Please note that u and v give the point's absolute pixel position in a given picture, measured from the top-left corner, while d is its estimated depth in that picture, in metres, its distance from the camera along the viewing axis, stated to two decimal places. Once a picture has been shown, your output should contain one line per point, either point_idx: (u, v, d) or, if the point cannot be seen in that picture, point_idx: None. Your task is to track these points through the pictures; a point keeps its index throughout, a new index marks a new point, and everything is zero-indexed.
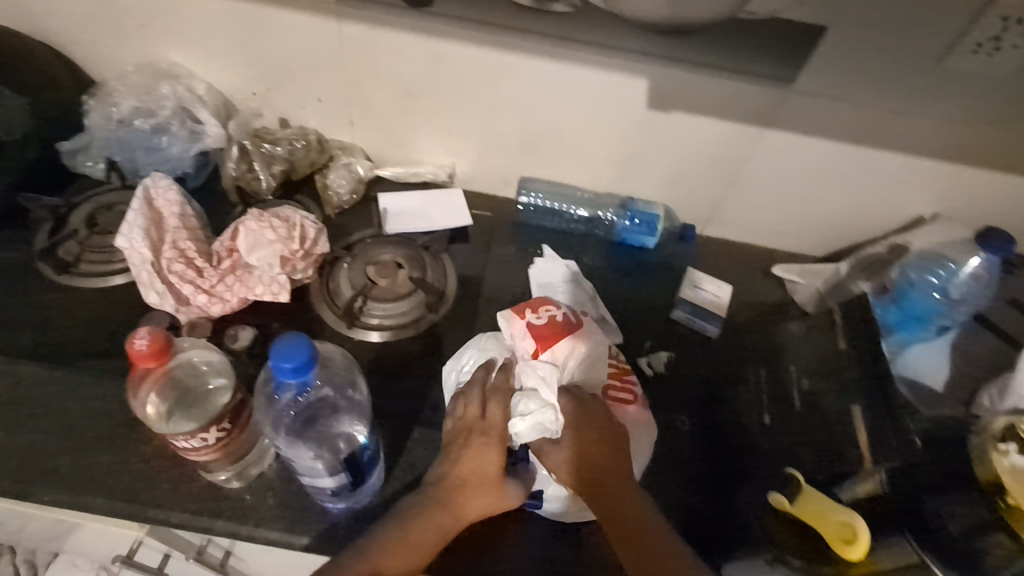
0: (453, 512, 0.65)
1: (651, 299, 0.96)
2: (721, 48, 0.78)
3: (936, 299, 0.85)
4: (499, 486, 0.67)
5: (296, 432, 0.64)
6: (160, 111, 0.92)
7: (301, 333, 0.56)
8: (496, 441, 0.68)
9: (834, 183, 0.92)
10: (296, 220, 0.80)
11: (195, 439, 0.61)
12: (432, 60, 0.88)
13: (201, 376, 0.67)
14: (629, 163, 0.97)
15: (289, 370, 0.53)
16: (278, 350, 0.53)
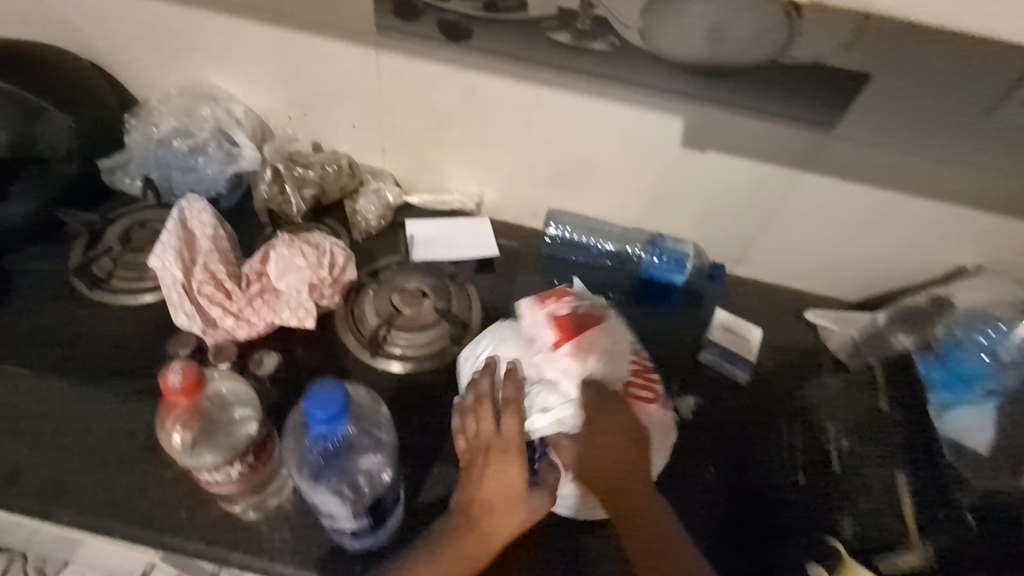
0: (477, 538, 0.64)
1: (678, 339, 0.93)
2: (759, 92, 0.77)
3: (985, 361, 0.80)
4: (522, 503, 0.66)
5: (319, 470, 0.63)
6: (198, 132, 0.94)
7: (335, 380, 0.57)
8: (514, 457, 0.66)
9: (871, 229, 0.90)
10: (326, 247, 0.80)
11: (219, 473, 0.61)
12: (466, 91, 0.88)
13: (227, 405, 0.66)
14: (659, 200, 0.96)
15: (322, 418, 0.55)
16: (313, 399, 0.55)
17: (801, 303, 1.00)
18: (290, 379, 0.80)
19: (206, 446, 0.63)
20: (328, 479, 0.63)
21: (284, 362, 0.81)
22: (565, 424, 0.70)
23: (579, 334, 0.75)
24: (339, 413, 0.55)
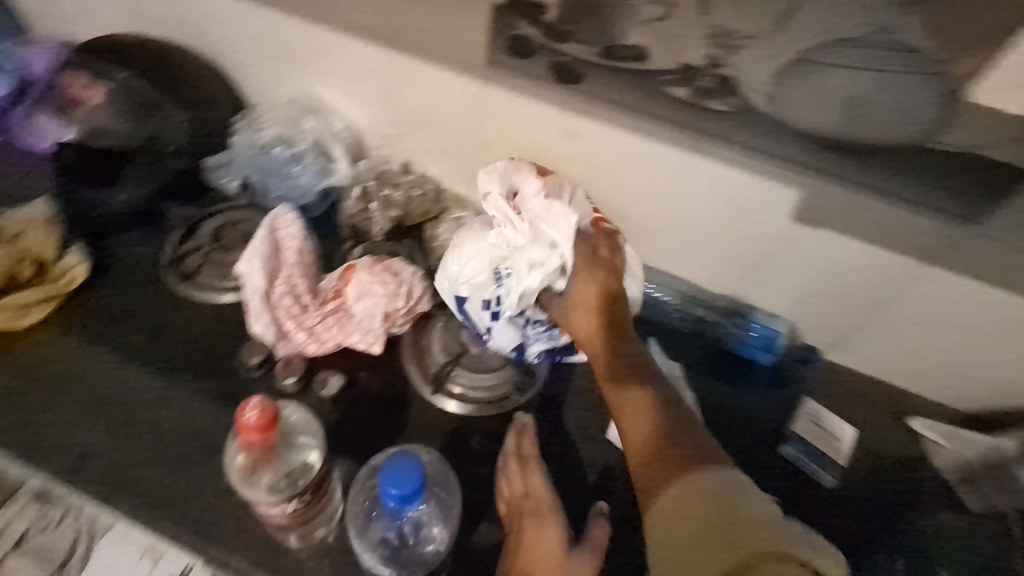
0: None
1: (757, 424, 0.86)
2: (896, 174, 0.70)
3: None
4: (561, 565, 0.64)
5: (371, 521, 0.66)
6: (298, 142, 0.96)
7: (411, 456, 0.57)
8: (549, 517, 0.67)
9: (999, 338, 0.79)
10: (405, 277, 0.80)
11: (275, 508, 0.61)
12: (567, 133, 0.86)
13: (293, 432, 0.66)
14: (754, 270, 0.89)
15: (394, 496, 0.55)
16: (388, 474, 0.56)
17: (904, 405, 0.90)
18: (351, 404, 0.78)
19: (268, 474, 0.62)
20: (378, 530, 0.66)
21: (347, 383, 0.80)
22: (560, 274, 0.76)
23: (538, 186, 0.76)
24: (412, 493, 0.55)
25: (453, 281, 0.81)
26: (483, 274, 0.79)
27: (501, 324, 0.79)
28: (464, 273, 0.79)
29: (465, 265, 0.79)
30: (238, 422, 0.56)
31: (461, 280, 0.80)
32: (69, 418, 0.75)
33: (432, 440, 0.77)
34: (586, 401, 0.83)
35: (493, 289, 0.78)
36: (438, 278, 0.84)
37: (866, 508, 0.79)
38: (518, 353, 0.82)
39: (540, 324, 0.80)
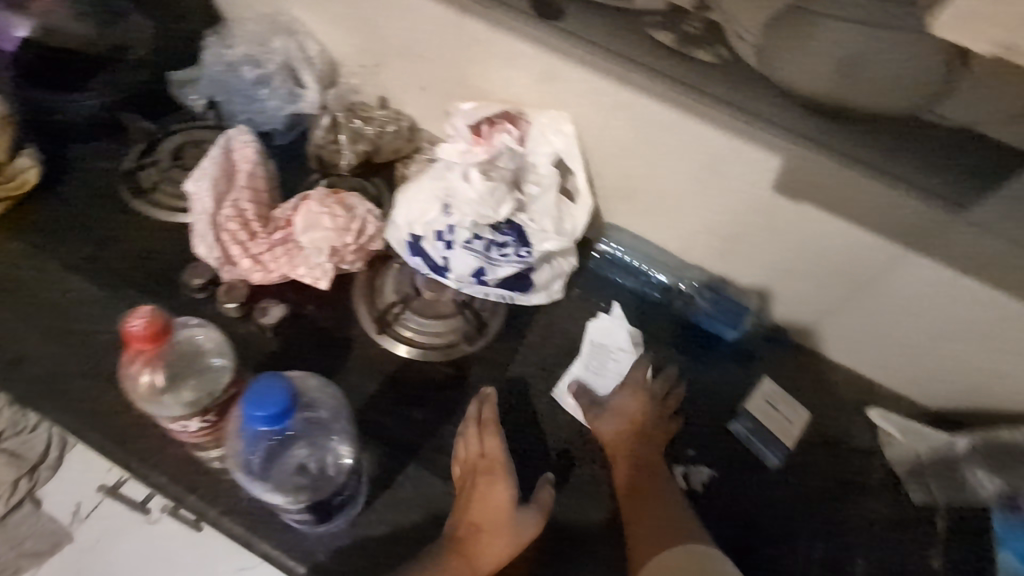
0: (469, 561, 0.62)
1: (710, 397, 0.83)
2: (885, 145, 0.64)
3: None
4: (508, 523, 0.64)
5: (278, 455, 0.61)
6: (267, 64, 0.92)
7: (279, 377, 0.54)
8: (503, 477, 0.67)
9: (984, 339, 0.73)
10: (358, 213, 0.77)
11: (180, 424, 0.60)
12: (545, 77, 0.78)
13: (200, 354, 0.64)
14: (732, 242, 0.83)
15: (262, 418, 0.52)
16: (252, 396, 0.53)
17: (869, 395, 0.85)
18: (294, 335, 0.77)
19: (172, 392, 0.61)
20: (289, 460, 0.61)
21: (290, 315, 0.79)
22: (550, 190, 0.77)
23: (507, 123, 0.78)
24: (281, 412, 0.52)
25: (413, 220, 0.77)
26: (432, 206, 0.76)
27: (456, 251, 0.76)
28: (425, 212, 0.76)
29: (426, 201, 0.76)
30: (125, 334, 0.55)
31: (413, 217, 0.77)
32: (7, 321, 0.74)
33: (371, 380, 0.76)
34: (535, 358, 0.81)
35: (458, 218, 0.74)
36: (389, 232, 0.80)
37: (807, 493, 0.76)
38: (478, 279, 0.77)
39: (498, 248, 0.75)
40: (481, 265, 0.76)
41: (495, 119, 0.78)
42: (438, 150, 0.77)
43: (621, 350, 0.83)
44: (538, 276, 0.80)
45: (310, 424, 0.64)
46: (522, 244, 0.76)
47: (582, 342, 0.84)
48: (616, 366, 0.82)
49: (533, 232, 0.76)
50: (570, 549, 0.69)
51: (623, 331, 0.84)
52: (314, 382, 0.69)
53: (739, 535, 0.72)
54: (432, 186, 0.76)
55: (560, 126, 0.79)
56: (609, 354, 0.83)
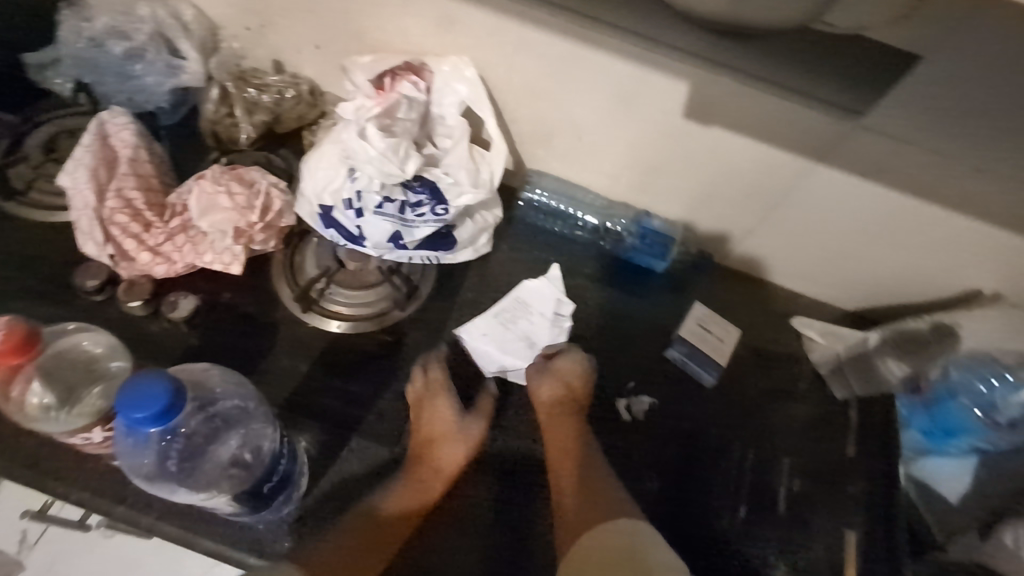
0: (432, 471, 0.69)
1: (646, 329, 0.85)
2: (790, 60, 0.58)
3: (977, 417, 0.71)
4: (459, 431, 0.72)
5: (198, 452, 0.58)
6: (135, 35, 0.81)
7: (157, 372, 0.50)
8: (448, 397, 0.73)
9: (891, 239, 0.77)
10: (260, 188, 0.73)
11: (80, 437, 0.57)
12: (441, 21, 0.72)
13: (93, 362, 0.61)
14: (652, 174, 0.82)
15: (143, 419, 0.48)
16: (127, 398, 0.48)
17: (794, 308, 0.89)
18: (212, 326, 0.74)
19: (69, 405, 0.58)
20: (210, 457, 0.59)
21: (204, 305, 0.74)
22: (460, 139, 0.76)
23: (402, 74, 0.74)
24: (163, 409, 0.48)
25: (319, 189, 0.73)
26: (338, 172, 0.73)
27: (368, 217, 0.73)
28: (331, 178, 0.73)
29: (330, 167, 0.73)
30: None
31: (319, 187, 0.73)
32: None
33: (302, 360, 0.73)
34: (469, 316, 0.80)
35: (364, 181, 0.72)
36: (298, 202, 0.76)
37: (740, 407, 0.80)
38: (396, 243, 0.76)
39: (411, 208, 0.73)
40: (396, 229, 0.74)
41: (391, 70, 0.74)
42: (337, 110, 0.74)
43: (541, 315, 0.82)
44: (461, 233, 0.79)
45: (222, 416, 0.61)
46: (435, 200, 0.74)
47: (506, 297, 0.82)
48: (528, 329, 0.81)
49: (448, 187, 0.74)
50: (519, 493, 0.71)
51: (551, 298, 0.83)
52: (216, 371, 0.64)
53: (679, 455, 0.76)
54: (334, 151, 0.72)
55: (463, 71, 0.74)
56: (531, 311, 0.82)
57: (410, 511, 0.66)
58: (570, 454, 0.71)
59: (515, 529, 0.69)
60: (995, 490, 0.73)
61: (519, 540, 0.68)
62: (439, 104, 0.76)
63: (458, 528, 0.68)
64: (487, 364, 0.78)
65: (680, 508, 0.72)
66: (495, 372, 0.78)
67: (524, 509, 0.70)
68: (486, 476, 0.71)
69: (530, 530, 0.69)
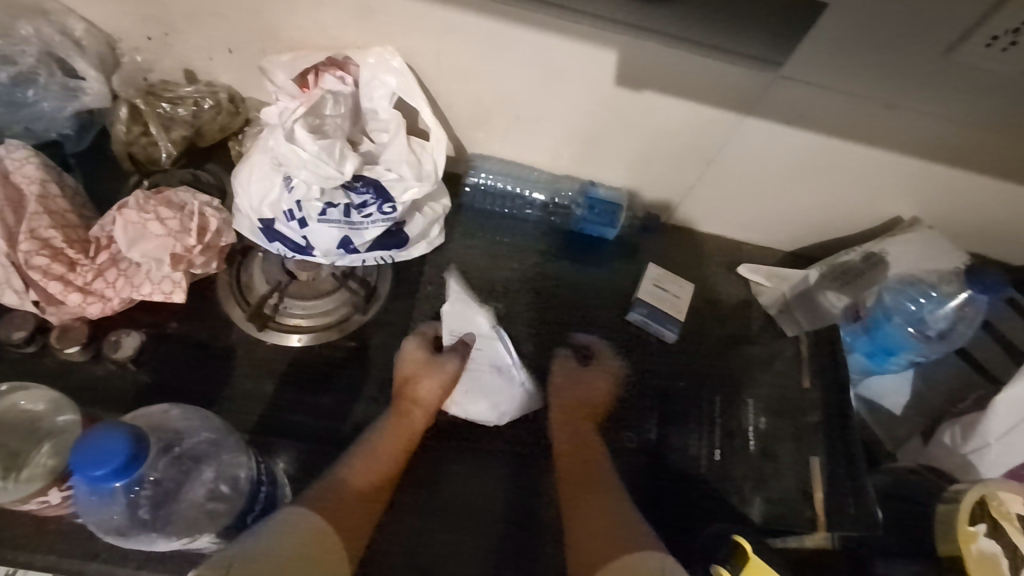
0: (414, 405, 0.72)
1: (606, 296, 0.87)
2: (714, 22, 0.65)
3: (910, 334, 0.78)
4: (432, 365, 0.74)
5: (170, 497, 0.54)
6: (21, 58, 0.74)
7: (112, 425, 0.47)
8: (420, 341, 0.76)
9: (821, 179, 0.81)
10: (193, 209, 0.70)
11: (35, 502, 0.53)
12: (360, 12, 0.69)
13: (39, 420, 0.57)
14: (593, 144, 0.83)
15: (105, 475, 0.45)
16: (83, 457, 0.46)
17: (741, 256, 0.94)
18: (162, 360, 0.70)
19: (15, 471, 0.53)
20: (184, 499, 0.55)
21: (150, 340, 0.71)
22: (395, 130, 0.74)
23: (324, 72, 0.73)
24: (124, 461, 0.46)
25: (255, 204, 0.70)
26: (273, 182, 0.70)
27: (313, 226, 0.71)
28: (266, 192, 0.70)
29: (262, 179, 0.70)
30: None
31: (255, 200, 0.70)
32: None
33: (267, 380, 0.71)
34: (431, 310, 0.80)
35: (301, 192, 0.69)
36: (235, 219, 0.73)
37: (703, 357, 0.84)
38: (346, 249, 0.74)
39: (356, 210, 0.72)
40: (345, 234, 0.73)
41: (312, 68, 0.72)
42: (263, 115, 0.72)
43: (484, 335, 0.79)
44: (411, 229, 0.77)
45: (190, 456, 0.57)
46: (381, 198, 0.72)
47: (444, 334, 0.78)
48: (485, 353, 0.77)
49: (392, 183, 0.73)
50: (509, 475, 0.73)
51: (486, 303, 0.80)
52: (176, 411, 0.61)
53: (653, 412, 0.79)
54: (264, 160, 0.69)
55: (389, 62, 0.72)
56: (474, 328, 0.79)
57: (401, 446, 0.70)
58: (587, 486, 0.70)
59: (508, 511, 0.70)
60: (932, 396, 0.80)
61: (513, 520, 0.70)
62: (369, 98, 0.74)
63: (454, 518, 0.69)
64: (479, 414, 0.74)
65: (659, 463, 0.76)
66: (493, 417, 0.75)
67: (514, 490, 0.72)
68: (474, 464, 0.73)
69: (524, 508, 0.71)
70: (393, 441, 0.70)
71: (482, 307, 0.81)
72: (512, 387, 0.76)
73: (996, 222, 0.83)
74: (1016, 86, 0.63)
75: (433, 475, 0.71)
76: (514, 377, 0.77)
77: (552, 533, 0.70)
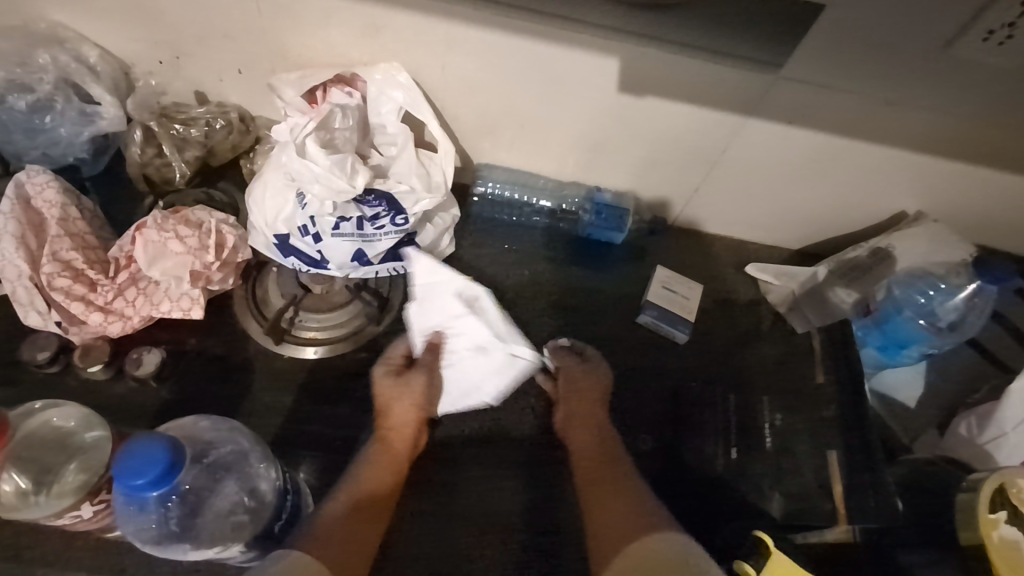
0: (389, 432, 0.70)
1: (616, 300, 0.88)
2: (714, 27, 0.66)
3: (923, 327, 0.78)
4: (398, 388, 0.72)
5: (201, 507, 0.55)
6: (39, 86, 0.76)
7: (151, 435, 0.48)
8: (391, 364, 0.75)
9: (825, 177, 0.82)
10: (210, 226, 0.71)
11: (67, 517, 0.54)
12: (368, 29, 0.70)
13: (68, 436, 0.58)
14: (597, 150, 0.84)
15: (145, 484, 0.46)
16: (124, 467, 0.47)
17: (748, 256, 0.94)
18: (182, 374, 0.71)
19: (47, 486, 0.54)
20: (216, 509, 0.55)
21: (170, 356, 0.72)
22: (404, 143, 0.76)
23: (331, 87, 0.74)
24: (162, 472, 0.47)
25: (270, 221, 0.72)
26: (287, 199, 0.71)
27: (327, 241, 0.72)
28: (280, 208, 0.71)
29: (276, 196, 0.71)
30: None
31: (270, 216, 0.71)
32: None
33: (286, 392, 0.72)
34: None
35: (314, 208, 0.70)
36: (250, 238, 0.74)
37: (715, 356, 0.84)
38: (360, 261, 0.75)
39: (369, 222, 0.73)
40: (358, 247, 0.74)
41: (319, 84, 0.73)
42: (275, 134, 0.73)
43: (457, 317, 0.75)
44: (422, 240, 0.79)
45: (221, 464, 0.58)
46: (393, 211, 0.73)
47: (415, 337, 0.75)
48: (464, 335, 0.75)
49: (404, 194, 0.74)
50: (528, 480, 0.73)
51: (451, 291, 0.76)
52: (206, 422, 0.62)
53: (667, 413, 0.79)
54: (278, 178, 0.70)
55: (396, 77, 0.74)
56: (444, 319, 0.75)
57: (390, 474, 0.66)
58: (609, 489, 0.66)
59: (531, 517, 0.71)
60: (944, 388, 0.81)
61: (535, 527, 0.70)
62: (377, 113, 0.75)
63: (474, 525, 0.70)
64: (475, 402, 0.75)
65: (677, 463, 0.76)
66: (489, 399, 0.76)
67: (533, 495, 0.72)
68: (491, 469, 0.73)
69: (546, 512, 0.71)
70: (378, 469, 0.66)
71: (447, 280, 0.76)
72: (498, 361, 0.76)
73: (999, 213, 0.83)
74: (1014, 78, 0.64)
75: (453, 482, 0.72)
76: (496, 350, 0.76)
77: (574, 535, 0.70)
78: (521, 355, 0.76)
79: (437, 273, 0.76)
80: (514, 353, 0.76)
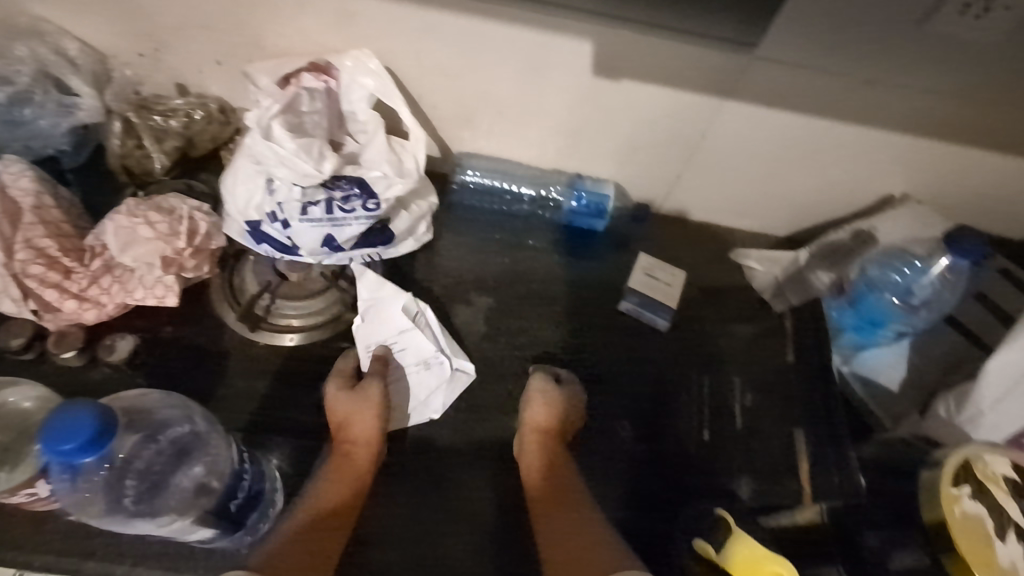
0: (348, 451, 0.67)
1: (597, 286, 0.87)
2: None
3: (895, 304, 0.77)
4: (354, 404, 0.69)
5: (157, 478, 0.56)
6: (16, 78, 0.76)
7: (81, 403, 0.49)
8: (346, 376, 0.72)
9: (808, 160, 0.81)
10: (182, 213, 0.71)
11: (23, 494, 0.55)
12: (341, 16, 0.70)
13: (27, 418, 0.59)
14: (575, 137, 0.83)
15: (73, 449, 0.47)
16: (52, 433, 0.47)
17: (733, 242, 0.93)
18: (155, 362, 0.72)
19: (9, 466, 0.55)
20: (167, 483, 0.56)
21: (143, 343, 0.72)
22: (377, 127, 0.75)
23: (303, 72, 0.74)
24: (91, 437, 0.47)
25: (241, 208, 0.72)
26: (258, 186, 0.71)
27: (296, 227, 0.72)
28: (251, 195, 0.71)
29: (246, 183, 0.71)
30: None
31: (241, 203, 0.72)
32: None
33: (260, 379, 0.72)
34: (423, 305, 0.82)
35: (284, 195, 0.71)
36: (224, 225, 0.74)
37: (696, 343, 0.84)
38: (331, 247, 0.75)
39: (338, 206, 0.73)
40: (328, 232, 0.73)
41: (292, 69, 0.73)
42: (246, 120, 0.71)
43: (401, 331, 0.75)
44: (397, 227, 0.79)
45: (173, 440, 0.59)
46: (360, 197, 0.73)
47: (360, 353, 0.74)
48: (408, 350, 0.75)
49: (376, 179, 0.74)
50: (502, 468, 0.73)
51: (396, 305, 0.76)
52: (155, 397, 0.63)
53: (647, 400, 0.79)
54: (247, 165, 0.71)
55: (366, 64, 0.73)
56: (387, 335, 0.75)
57: (347, 491, 0.65)
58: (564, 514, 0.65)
59: (501, 505, 0.71)
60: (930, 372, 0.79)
61: (509, 510, 0.70)
62: (349, 98, 0.75)
63: (449, 509, 0.70)
64: (419, 417, 0.74)
65: (655, 450, 0.75)
66: (434, 414, 0.74)
67: (507, 482, 0.72)
68: (466, 454, 0.73)
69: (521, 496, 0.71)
70: (335, 487, 0.65)
71: (391, 295, 0.76)
72: (441, 374, 0.75)
73: (987, 194, 0.82)
74: (994, 52, 0.62)
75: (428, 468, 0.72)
76: (439, 366, 0.75)
77: None
78: (462, 370, 0.76)
79: (382, 288, 0.77)
80: (457, 369, 0.76)
